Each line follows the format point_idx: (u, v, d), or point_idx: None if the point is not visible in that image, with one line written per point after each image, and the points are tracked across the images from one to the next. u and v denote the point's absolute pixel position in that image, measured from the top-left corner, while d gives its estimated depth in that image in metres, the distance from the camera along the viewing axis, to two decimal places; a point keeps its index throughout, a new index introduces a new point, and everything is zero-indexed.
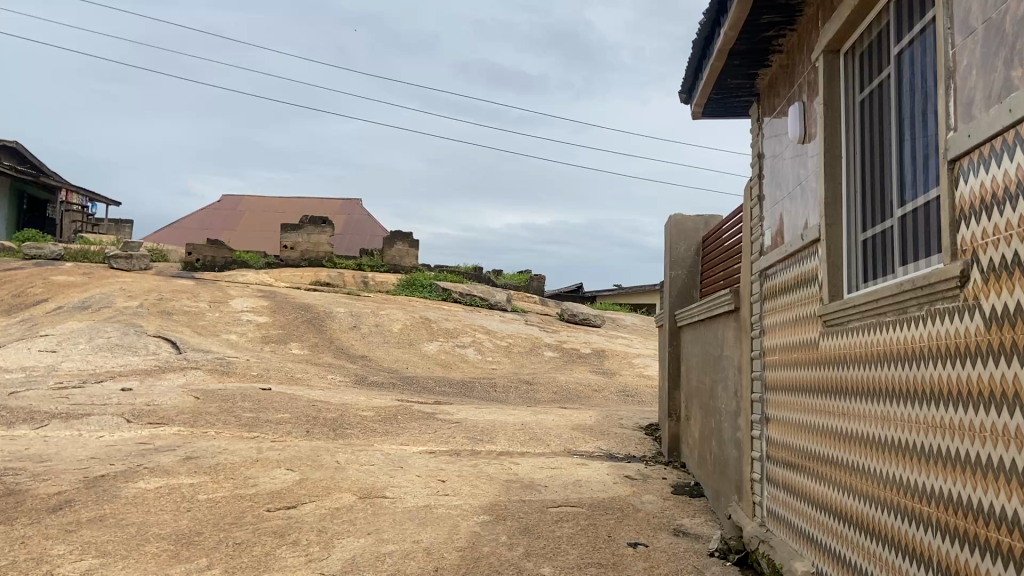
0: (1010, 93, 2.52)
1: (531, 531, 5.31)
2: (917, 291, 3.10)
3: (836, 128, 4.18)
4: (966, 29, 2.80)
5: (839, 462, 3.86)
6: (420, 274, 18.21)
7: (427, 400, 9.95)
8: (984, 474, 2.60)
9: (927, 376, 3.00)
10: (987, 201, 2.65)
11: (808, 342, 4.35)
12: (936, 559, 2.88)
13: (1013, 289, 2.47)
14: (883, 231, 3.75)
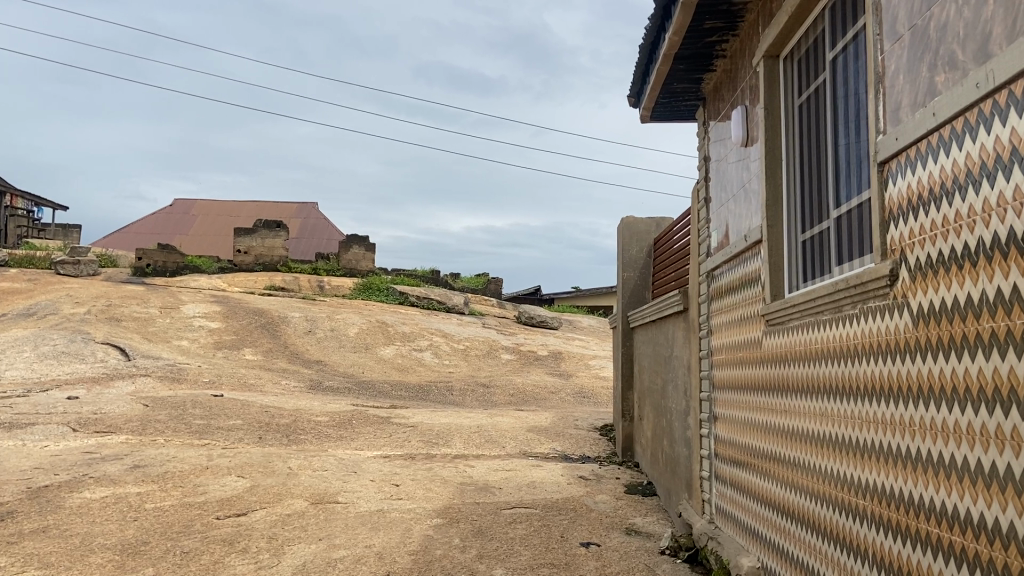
0: (934, 98, 2.60)
1: (484, 534, 5.32)
2: (851, 290, 3.19)
3: (777, 132, 4.27)
4: (893, 35, 2.89)
5: (781, 457, 3.95)
6: (378, 278, 18.11)
7: (382, 405, 9.90)
8: (914, 467, 2.68)
9: (860, 372, 3.09)
10: (914, 203, 2.74)
11: (751, 341, 4.45)
12: (872, 552, 2.96)
13: (939, 287, 2.56)
14: (821, 232, 3.84)
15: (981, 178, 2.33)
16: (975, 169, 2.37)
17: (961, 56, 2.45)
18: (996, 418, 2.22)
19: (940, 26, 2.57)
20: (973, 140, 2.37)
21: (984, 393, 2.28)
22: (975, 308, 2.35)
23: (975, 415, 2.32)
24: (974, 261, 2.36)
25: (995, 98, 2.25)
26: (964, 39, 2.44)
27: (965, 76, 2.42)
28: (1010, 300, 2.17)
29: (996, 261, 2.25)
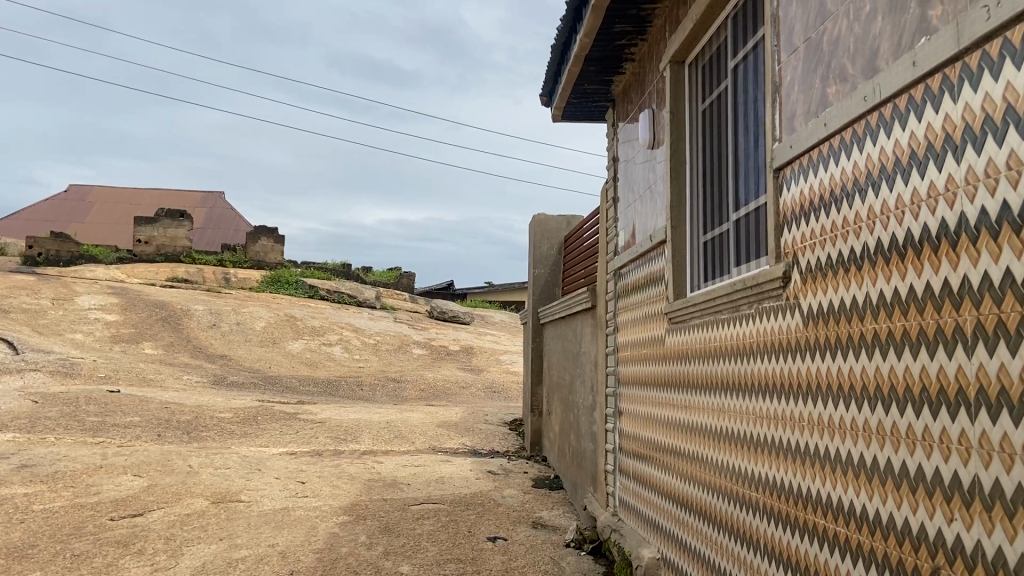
0: (826, 108, 2.74)
1: (391, 530, 5.29)
2: (747, 290, 3.32)
3: (682, 135, 4.39)
4: (789, 46, 3.02)
5: (680, 452, 4.10)
6: (286, 270, 17.72)
7: (289, 400, 9.71)
8: (804, 461, 2.82)
9: (755, 370, 3.24)
10: (806, 208, 2.88)
11: (655, 338, 4.58)
12: (763, 542, 3.11)
13: (828, 289, 2.70)
14: (721, 234, 3.99)
15: (867, 187, 2.45)
16: (862, 177, 2.49)
17: (851, 69, 2.59)
18: (878, 414, 2.35)
19: (832, 40, 2.70)
20: (860, 149, 2.49)
21: (869, 391, 2.40)
22: (861, 310, 2.47)
23: (864, 411, 2.43)
24: (861, 266, 2.48)
25: (881, 111, 2.37)
26: (853, 53, 2.57)
27: (854, 89, 2.55)
28: (892, 302, 2.29)
29: (880, 266, 2.35)
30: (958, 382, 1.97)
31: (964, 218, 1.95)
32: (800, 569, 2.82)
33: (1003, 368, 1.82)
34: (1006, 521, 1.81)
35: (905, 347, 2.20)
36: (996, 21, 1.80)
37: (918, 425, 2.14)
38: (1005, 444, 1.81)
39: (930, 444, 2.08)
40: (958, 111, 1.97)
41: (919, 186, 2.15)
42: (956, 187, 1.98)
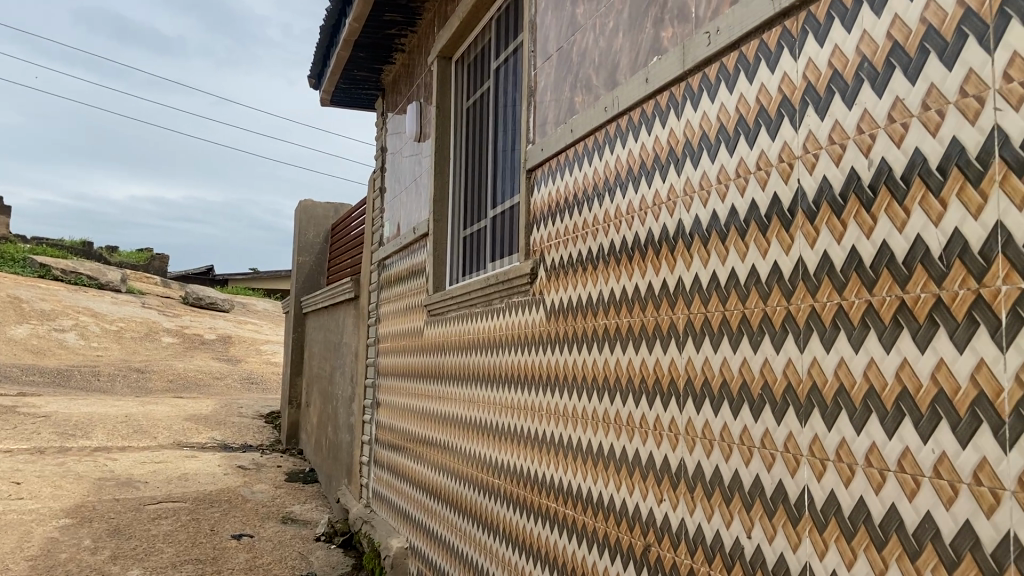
0: (573, 115, 2.89)
1: (122, 533, 4.86)
2: (499, 285, 3.42)
3: (447, 130, 4.45)
4: (544, 54, 3.16)
5: (433, 442, 4.16)
6: (12, 246, 15.72)
7: (7, 392, 8.61)
8: (536, 447, 2.95)
9: (504, 362, 3.35)
10: (552, 209, 3.01)
11: (413, 330, 4.61)
12: (502, 527, 3.23)
13: (564, 286, 2.84)
14: (479, 230, 4.09)
15: (600, 193, 2.57)
16: (596, 184, 2.61)
17: (595, 80, 2.74)
18: (608, 403, 2.39)
19: (580, 52, 2.85)
20: (599, 157, 2.60)
21: (591, 381, 2.53)
22: (588, 306, 2.59)
23: (585, 401, 2.55)
24: (590, 265, 2.60)
25: (615, 123, 2.50)
26: (597, 66, 2.72)
27: (597, 99, 2.70)
28: (614, 299, 2.40)
29: (606, 266, 2.47)
30: (669, 372, 2.05)
31: (682, 224, 2.02)
32: (534, 556, 2.89)
33: (707, 361, 1.89)
34: (704, 502, 1.88)
35: (623, 342, 2.31)
36: (716, 46, 1.89)
37: (638, 414, 2.20)
38: (707, 431, 1.88)
39: (647, 431, 2.14)
40: (681, 126, 2.06)
41: (647, 194, 2.22)
42: (675, 196, 2.06)
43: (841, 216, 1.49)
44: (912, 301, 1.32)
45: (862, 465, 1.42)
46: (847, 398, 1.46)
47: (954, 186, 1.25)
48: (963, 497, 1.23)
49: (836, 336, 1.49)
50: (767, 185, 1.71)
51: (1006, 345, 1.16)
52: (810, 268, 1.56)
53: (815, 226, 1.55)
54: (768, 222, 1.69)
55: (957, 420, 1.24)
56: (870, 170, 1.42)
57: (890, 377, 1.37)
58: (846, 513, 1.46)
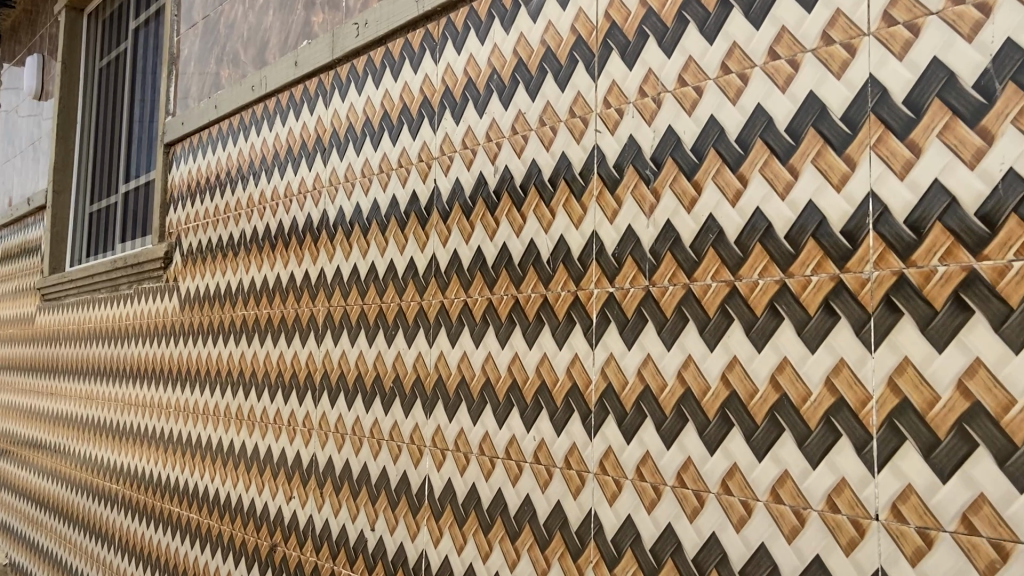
0: (217, 91, 2.48)
1: None
2: (127, 269, 2.83)
3: (72, 94, 3.71)
4: (188, 19, 2.72)
5: (42, 445, 3.44)
6: None
7: None
8: (171, 449, 2.50)
9: (130, 354, 2.79)
10: (194, 189, 2.52)
11: (22, 315, 3.78)
12: (123, 540, 2.72)
13: (206, 272, 2.40)
14: (107, 207, 3.40)
15: (260, 172, 2.20)
16: (255, 161, 2.22)
17: (243, 56, 2.37)
18: (251, 400, 2.16)
19: (226, 21, 2.48)
20: (254, 134, 2.24)
21: (247, 376, 2.18)
22: (244, 293, 2.22)
23: (243, 398, 2.19)
24: (247, 252, 2.21)
25: (266, 104, 2.20)
26: (246, 40, 2.36)
27: (244, 78, 2.33)
28: (281, 288, 2.07)
29: (270, 251, 2.12)
30: (358, 368, 1.80)
31: (342, 213, 1.88)
32: (155, 563, 2.53)
33: (420, 357, 1.65)
34: (389, 512, 1.71)
35: (298, 333, 2.00)
36: (365, 38, 1.82)
37: (299, 413, 1.98)
38: (373, 431, 1.75)
39: (325, 431, 1.89)
40: (329, 116, 1.94)
41: (299, 182, 2.03)
42: (351, 177, 1.85)
43: (581, 199, 1.34)
44: (659, 293, 1.21)
45: (593, 473, 1.30)
46: (579, 399, 1.33)
47: (710, 168, 1.16)
48: (708, 509, 1.14)
49: (524, 330, 1.43)
50: (495, 159, 1.50)
51: (762, 344, 1.08)
52: (544, 256, 1.40)
53: (494, 218, 1.50)
54: (448, 209, 1.60)
55: (704, 423, 1.15)
56: (618, 148, 1.29)
57: (594, 373, 1.31)
58: (541, 521, 1.39)
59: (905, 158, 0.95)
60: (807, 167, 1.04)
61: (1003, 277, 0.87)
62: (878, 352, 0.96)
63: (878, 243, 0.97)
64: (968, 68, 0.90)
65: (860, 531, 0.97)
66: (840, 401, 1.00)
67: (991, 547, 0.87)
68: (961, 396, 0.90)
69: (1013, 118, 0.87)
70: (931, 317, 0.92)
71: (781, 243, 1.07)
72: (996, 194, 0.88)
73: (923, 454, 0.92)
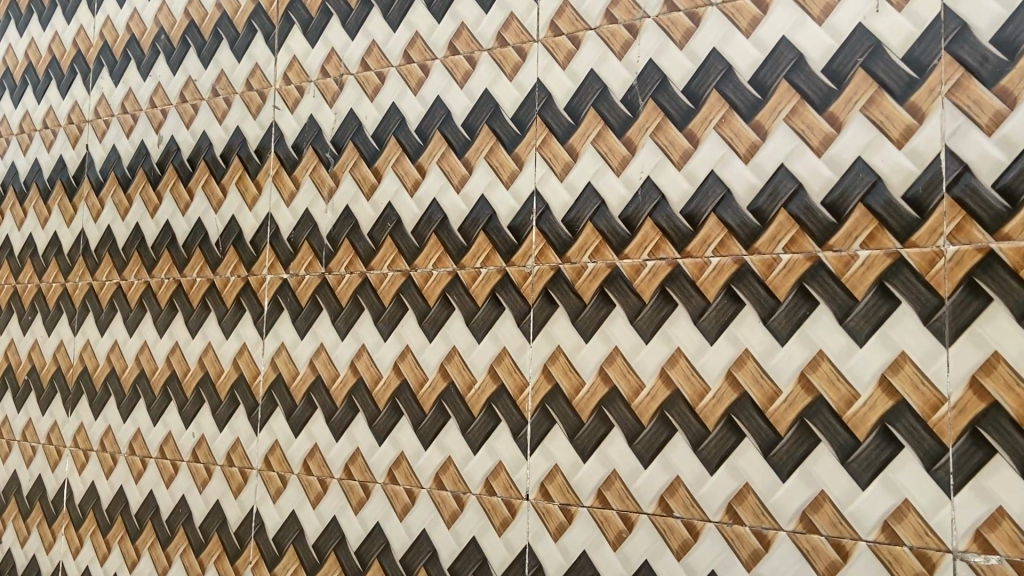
0: None
1: None
2: None
3: None
4: None
5: None
6: None
7: None
8: None
9: None
10: None
11: None
12: None
13: None
14: None
15: None
16: None
17: None
18: None
19: None
20: None
21: None
22: None
23: None
24: None
25: None
26: None
27: None
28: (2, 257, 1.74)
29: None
30: (130, 367, 1.54)
31: (60, 163, 1.67)
32: None
33: (205, 350, 1.45)
34: (185, 553, 1.44)
35: (32, 316, 1.68)
36: None
37: (19, 422, 1.69)
38: (106, 443, 1.56)
39: (87, 455, 1.58)
40: (45, 40, 1.71)
41: (12, 118, 1.76)
42: (109, 113, 1.60)
43: (418, 160, 1.27)
44: (520, 276, 1.17)
45: (428, 487, 1.23)
46: (436, 405, 1.23)
47: (589, 132, 1.14)
48: (576, 525, 1.12)
49: (316, 317, 1.34)
50: (335, 101, 1.35)
51: (650, 334, 1.08)
52: (408, 228, 1.27)
53: (256, 181, 1.42)
54: (191, 169, 1.49)
55: (577, 424, 1.13)
56: (469, 105, 1.24)
57: (532, 374, 1.16)
58: (353, 548, 1.28)
59: (751, 139, 1.04)
60: (710, 134, 1.06)
61: (850, 268, 0.97)
62: (717, 343, 1.04)
63: (791, 222, 1.01)
64: (820, 48, 1.00)
65: (764, 543, 1.00)
66: (743, 396, 1.02)
67: (877, 554, 0.94)
68: (886, 393, 0.94)
69: (862, 106, 0.97)
70: (851, 305, 0.96)
71: (676, 218, 1.08)
72: (928, 174, 0.94)
73: (840, 457, 0.96)
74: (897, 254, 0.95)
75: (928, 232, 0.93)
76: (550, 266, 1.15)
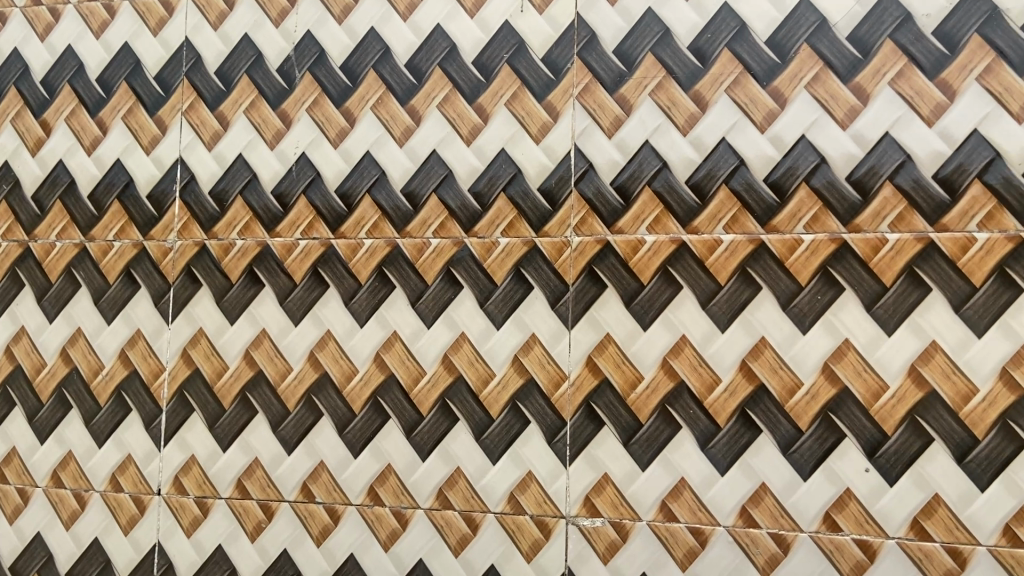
0: None
1: None
2: None
3: None
4: None
5: None
6: None
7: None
8: None
9: None
10: None
11: None
12: None
13: None
14: None
15: None
16: None
17: None
18: None
19: None
20: None
21: None
22: None
23: None
24: None
25: None
26: None
27: None
28: None
29: None
30: None
31: None
32: None
33: None
34: None
35: None
36: None
37: None
38: None
39: None
40: None
41: None
42: None
43: (157, 115, 0.87)
44: (284, 251, 0.82)
45: (165, 495, 0.83)
46: (140, 393, 0.84)
47: (368, 96, 0.82)
48: (343, 528, 0.79)
49: (15, 293, 0.88)
50: (48, 35, 0.90)
51: (501, 318, 0.77)
52: (81, 193, 0.87)
53: None
54: None
55: (415, 421, 0.78)
56: (223, 52, 0.86)
57: (297, 361, 0.81)
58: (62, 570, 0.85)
59: (689, 111, 0.75)
60: (569, 107, 0.78)
61: (793, 254, 0.72)
62: (650, 329, 0.74)
63: (654, 202, 0.75)
64: (763, 18, 0.74)
65: (623, 535, 0.74)
66: (603, 383, 0.75)
67: (770, 539, 0.71)
68: (828, 381, 0.70)
69: (808, 83, 0.72)
70: (713, 292, 0.73)
71: (532, 194, 0.78)
72: (871, 159, 0.71)
73: (699, 445, 0.73)
74: (840, 240, 0.71)
75: (959, 215, 0.69)
76: (355, 241, 0.81)
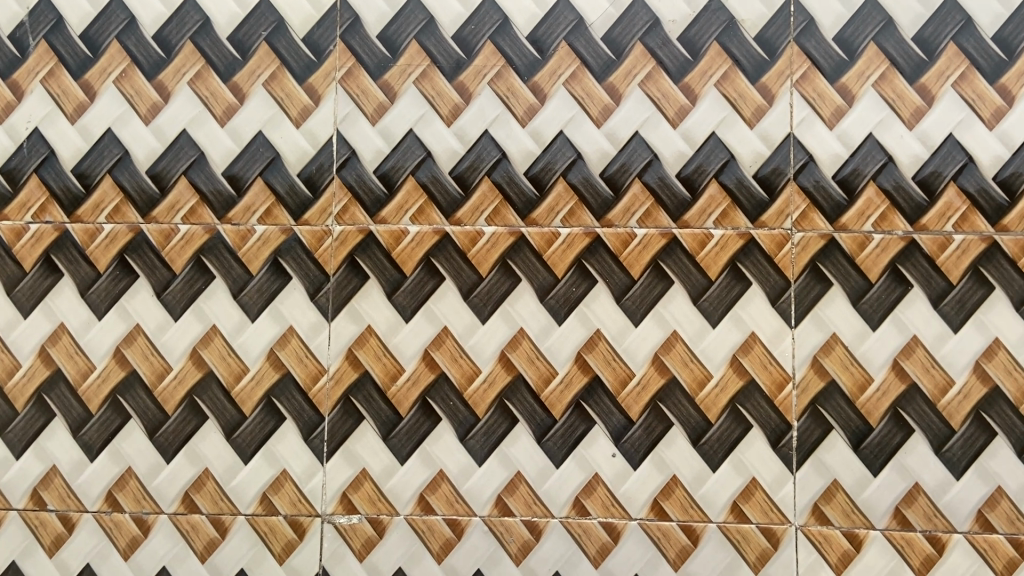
0: None
1: None
2: None
3: None
4: None
5: None
6: None
7: None
8: None
9: None
10: None
11: None
12: None
13: None
14: None
15: None
16: None
17: None
18: None
19: None
20: None
21: None
22: None
23: None
24: None
25: None
26: None
27: None
28: None
29: None
30: None
31: None
32: None
33: None
34: None
35: None
36: None
37: None
38: None
39: None
40: None
41: None
42: None
43: (156, 80, 0.77)
44: (313, 240, 0.74)
45: (174, 513, 0.74)
46: (141, 398, 0.74)
47: (410, 71, 0.75)
48: (390, 541, 0.73)
49: None
50: None
51: (563, 314, 0.73)
52: (65, 167, 0.77)
53: None
54: None
55: (470, 424, 0.73)
56: (238, 14, 0.77)
57: (331, 360, 0.73)
58: None
59: (756, 103, 0.74)
60: (631, 92, 0.74)
61: (863, 251, 0.72)
62: (719, 325, 0.72)
63: (722, 195, 0.73)
64: (830, 14, 0.74)
65: (693, 538, 0.72)
66: (672, 382, 0.72)
67: (842, 537, 0.71)
68: (898, 377, 0.71)
69: (875, 81, 0.73)
70: (783, 288, 0.72)
71: (593, 182, 0.74)
72: (936, 159, 0.72)
73: (770, 444, 0.71)
74: (909, 238, 0.72)
75: (1019, 217, 0.71)
76: (398, 230, 0.74)
